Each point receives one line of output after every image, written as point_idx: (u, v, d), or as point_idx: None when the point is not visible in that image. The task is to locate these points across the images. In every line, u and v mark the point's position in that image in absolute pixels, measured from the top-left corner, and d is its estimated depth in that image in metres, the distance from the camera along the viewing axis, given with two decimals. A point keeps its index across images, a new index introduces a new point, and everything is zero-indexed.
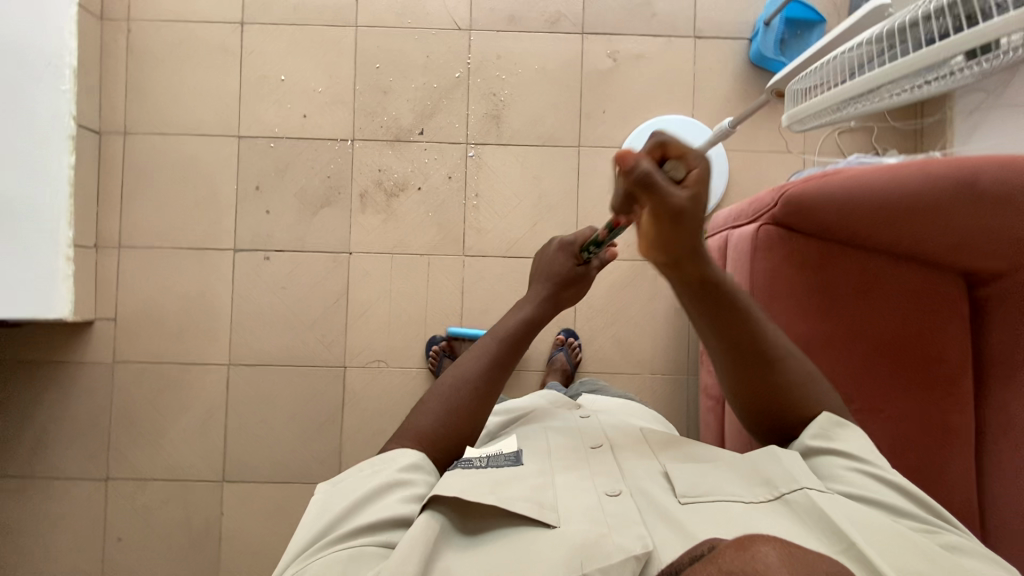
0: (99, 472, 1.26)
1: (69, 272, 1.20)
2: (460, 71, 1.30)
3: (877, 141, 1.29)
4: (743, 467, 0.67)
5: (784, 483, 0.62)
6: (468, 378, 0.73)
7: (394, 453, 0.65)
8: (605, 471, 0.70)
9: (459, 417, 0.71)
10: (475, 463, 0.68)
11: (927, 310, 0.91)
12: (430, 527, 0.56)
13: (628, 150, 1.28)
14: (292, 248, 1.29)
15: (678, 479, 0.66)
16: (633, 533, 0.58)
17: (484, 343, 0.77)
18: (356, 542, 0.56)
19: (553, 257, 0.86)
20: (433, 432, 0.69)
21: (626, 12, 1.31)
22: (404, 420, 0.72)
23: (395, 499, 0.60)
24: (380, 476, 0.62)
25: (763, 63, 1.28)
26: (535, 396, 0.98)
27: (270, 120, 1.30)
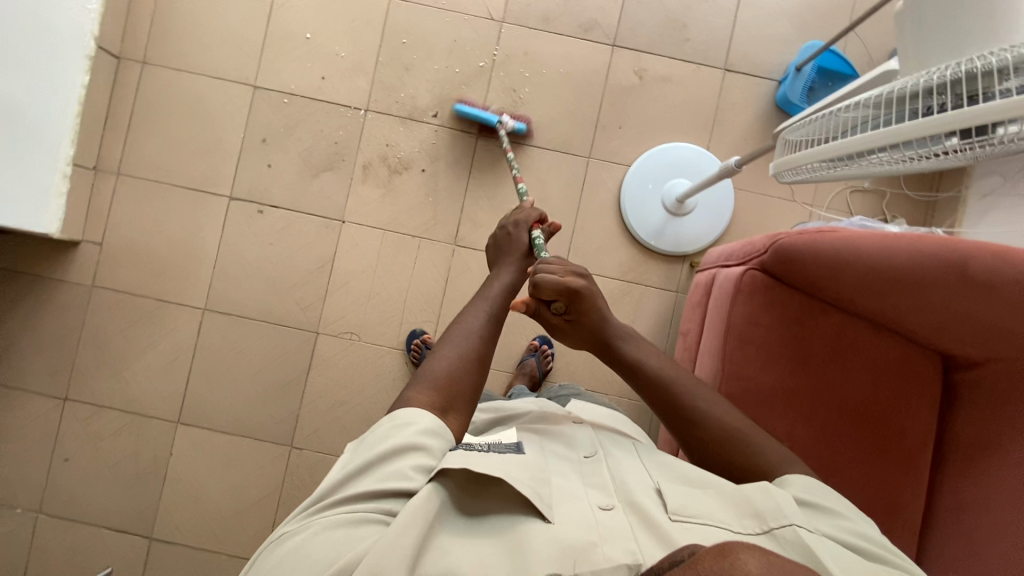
0: (59, 391, 1.27)
1: (63, 189, 1.20)
2: (485, 61, 1.29)
3: (887, 207, 1.27)
4: (731, 493, 0.62)
5: (774, 518, 0.57)
6: (473, 329, 0.72)
7: (408, 412, 0.62)
8: (598, 483, 0.66)
9: (471, 360, 0.68)
10: (477, 446, 0.67)
11: (896, 383, 0.90)
12: (433, 499, 0.55)
13: (637, 170, 1.26)
14: (287, 206, 1.29)
15: (671, 497, 0.62)
16: (622, 548, 0.55)
17: (480, 306, 0.76)
18: (360, 508, 0.54)
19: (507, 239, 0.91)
20: (449, 376, 0.66)
21: (661, 32, 1.29)
22: (414, 373, 0.68)
23: (404, 466, 0.57)
24: (394, 437, 0.59)
25: (787, 107, 1.27)
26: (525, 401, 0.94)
27: (288, 76, 1.29)
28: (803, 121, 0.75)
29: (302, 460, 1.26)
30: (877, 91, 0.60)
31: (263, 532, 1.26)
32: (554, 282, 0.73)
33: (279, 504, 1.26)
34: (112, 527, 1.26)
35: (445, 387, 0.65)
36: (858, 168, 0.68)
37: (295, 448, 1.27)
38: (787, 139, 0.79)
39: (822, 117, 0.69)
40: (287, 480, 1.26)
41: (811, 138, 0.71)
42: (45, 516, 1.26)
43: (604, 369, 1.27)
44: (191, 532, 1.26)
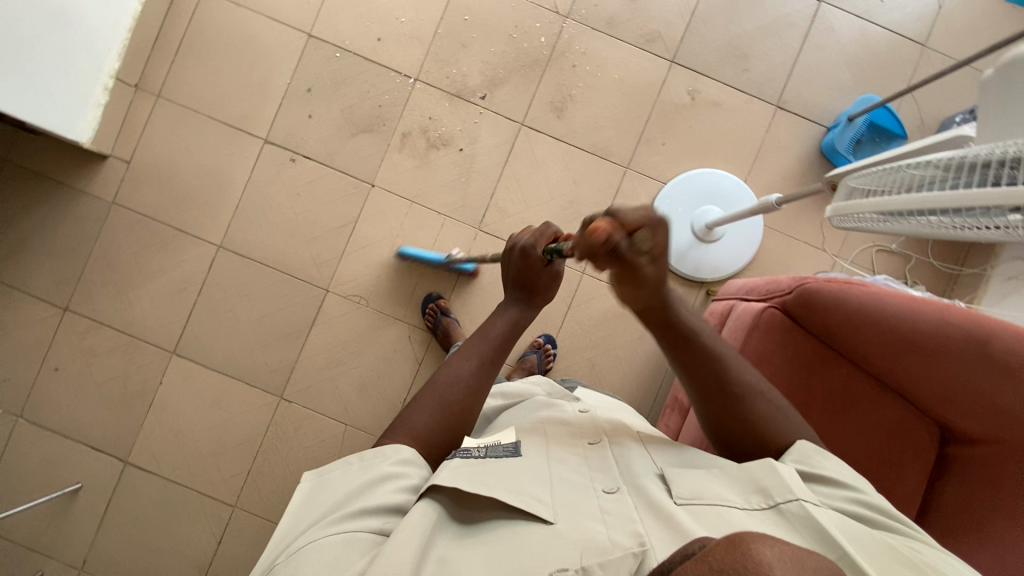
0: (61, 300, 1.26)
1: (101, 101, 1.20)
2: (542, 52, 1.29)
3: (909, 271, 1.28)
4: (736, 474, 0.64)
5: (779, 493, 0.59)
6: (461, 377, 0.74)
7: (385, 448, 0.65)
8: (603, 467, 0.69)
9: (453, 412, 0.71)
10: (475, 453, 0.67)
11: (887, 445, 0.91)
12: (428, 514, 0.57)
13: (672, 190, 1.26)
14: (320, 160, 1.28)
15: (676, 484, 0.64)
16: (626, 531, 0.57)
17: (468, 350, 0.77)
18: (349, 529, 0.56)
19: (518, 261, 0.83)
20: (428, 428, 0.69)
21: (721, 56, 1.29)
22: (396, 419, 0.71)
23: (388, 489, 0.60)
24: (374, 468, 0.63)
25: (831, 155, 1.26)
26: (529, 385, 0.97)
27: (344, 30, 1.28)
28: (874, 169, 0.73)
29: (289, 413, 1.26)
30: (953, 153, 0.59)
31: (237, 476, 1.25)
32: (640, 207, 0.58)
33: (258, 452, 1.26)
34: (89, 444, 1.26)
35: (428, 437, 0.69)
36: (917, 227, 0.67)
37: (284, 400, 1.26)
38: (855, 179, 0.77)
39: (891, 171, 0.69)
40: (271, 430, 1.26)
41: (875, 189, 0.70)
42: (24, 421, 1.26)
43: (603, 379, 1.27)
44: (166, 463, 1.26)
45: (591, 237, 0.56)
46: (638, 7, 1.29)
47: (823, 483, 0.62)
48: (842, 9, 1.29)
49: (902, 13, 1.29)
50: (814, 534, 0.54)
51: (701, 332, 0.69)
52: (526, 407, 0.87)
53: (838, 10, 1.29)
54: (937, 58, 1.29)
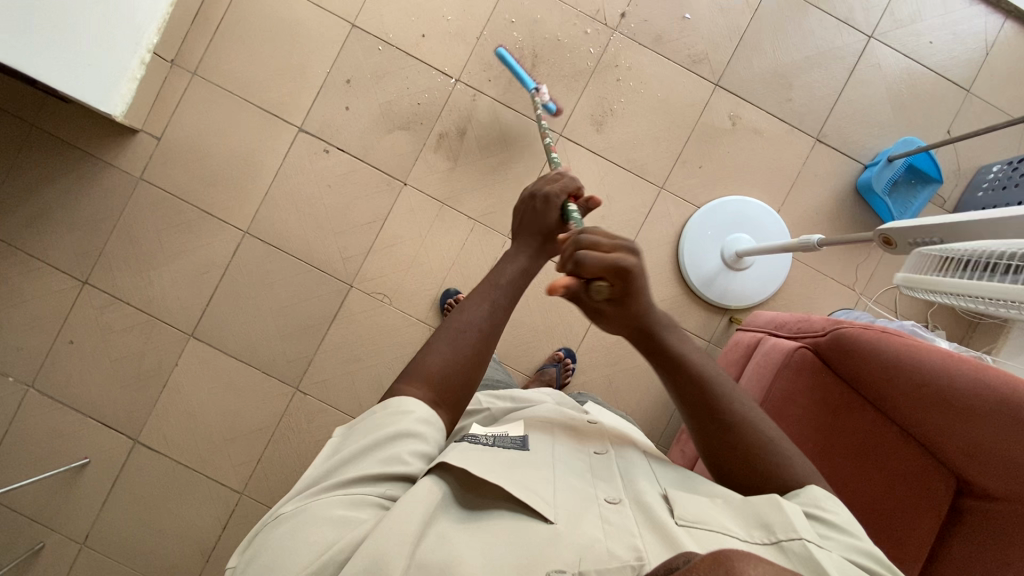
0: (80, 273, 1.25)
1: (137, 76, 1.17)
2: (587, 64, 1.27)
3: (931, 315, 1.28)
4: (741, 506, 0.62)
5: (783, 530, 0.57)
6: (475, 328, 0.70)
7: (405, 401, 0.63)
8: (607, 476, 0.67)
9: (468, 360, 0.69)
10: (481, 439, 0.69)
11: (895, 484, 0.91)
12: (435, 490, 0.58)
13: (705, 215, 1.26)
14: (353, 153, 1.26)
15: (679, 504, 0.62)
16: (625, 543, 0.55)
17: (479, 295, 0.74)
18: (358, 492, 0.56)
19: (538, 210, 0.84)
20: (442, 373, 0.67)
21: (765, 84, 1.28)
22: (411, 361, 0.68)
23: (402, 452, 0.59)
24: (397, 421, 0.61)
25: (867, 193, 1.26)
26: (536, 395, 0.94)
27: (389, 23, 1.26)
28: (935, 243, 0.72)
29: (303, 405, 1.26)
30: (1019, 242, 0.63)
31: (246, 464, 1.25)
32: (603, 259, 0.59)
33: (269, 441, 1.26)
34: (100, 420, 1.25)
35: (443, 386, 0.67)
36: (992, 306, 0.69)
37: (300, 391, 1.26)
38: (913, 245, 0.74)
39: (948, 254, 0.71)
40: (283, 421, 1.26)
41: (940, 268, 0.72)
42: (35, 392, 1.25)
43: (618, 396, 1.28)
44: (177, 445, 1.25)
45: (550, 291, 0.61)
46: (687, 27, 1.28)
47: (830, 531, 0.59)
48: (890, 46, 1.28)
49: (949, 56, 1.29)
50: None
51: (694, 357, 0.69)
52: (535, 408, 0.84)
53: (887, 47, 1.28)
54: (978, 104, 1.29)
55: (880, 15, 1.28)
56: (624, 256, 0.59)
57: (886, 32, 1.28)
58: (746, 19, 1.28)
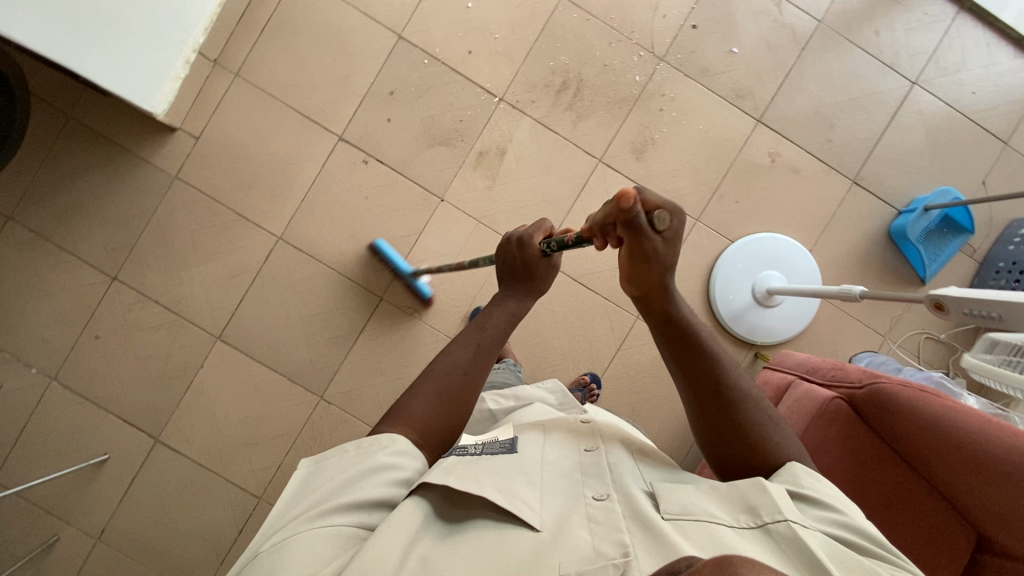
0: (110, 268, 1.24)
1: (179, 75, 1.16)
2: (632, 91, 1.27)
3: (952, 362, 1.29)
4: (726, 490, 0.61)
5: (768, 513, 0.56)
6: (461, 369, 0.71)
7: (381, 436, 0.62)
8: (596, 473, 0.66)
9: (454, 400, 0.69)
10: (470, 450, 0.69)
11: (890, 519, 0.91)
12: (416, 513, 0.56)
13: (738, 251, 1.26)
14: (392, 165, 1.26)
15: (665, 499, 0.61)
16: (611, 539, 0.55)
17: (460, 346, 0.74)
18: (337, 522, 0.53)
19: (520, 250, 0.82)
20: (428, 417, 0.66)
21: (807, 123, 1.29)
22: (393, 403, 0.68)
23: (380, 482, 0.58)
24: (369, 458, 0.59)
25: (900, 239, 1.28)
26: (541, 391, 0.96)
27: (436, 38, 1.25)
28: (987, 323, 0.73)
29: (327, 414, 1.26)
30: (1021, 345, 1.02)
31: (267, 469, 1.25)
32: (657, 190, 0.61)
33: (290, 448, 1.26)
34: (122, 417, 1.25)
35: (428, 427, 0.66)
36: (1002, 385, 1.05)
37: (323, 400, 1.26)
38: (966, 315, 0.75)
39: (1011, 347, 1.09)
40: (306, 428, 1.26)
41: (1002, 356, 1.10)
42: (58, 385, 1.24)
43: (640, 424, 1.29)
44: (198, 446, 1.25)
45: (623, 200, 0.57)
46: (733, 61, 1.28)
47: (813, 507, 0.59)
48: (933, 93, 1.29)
49: (987, 106, 1.30)
50: (801, 558, 0.52)
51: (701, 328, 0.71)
52: (526, 412, 0.86)
53: (930, 94, 1.29)
54: (1014, 157, 1.30)
55: (925, 62, 1.29)
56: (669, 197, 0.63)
57: (931, 80, 1.29)
58: (792, 58, 1.28)
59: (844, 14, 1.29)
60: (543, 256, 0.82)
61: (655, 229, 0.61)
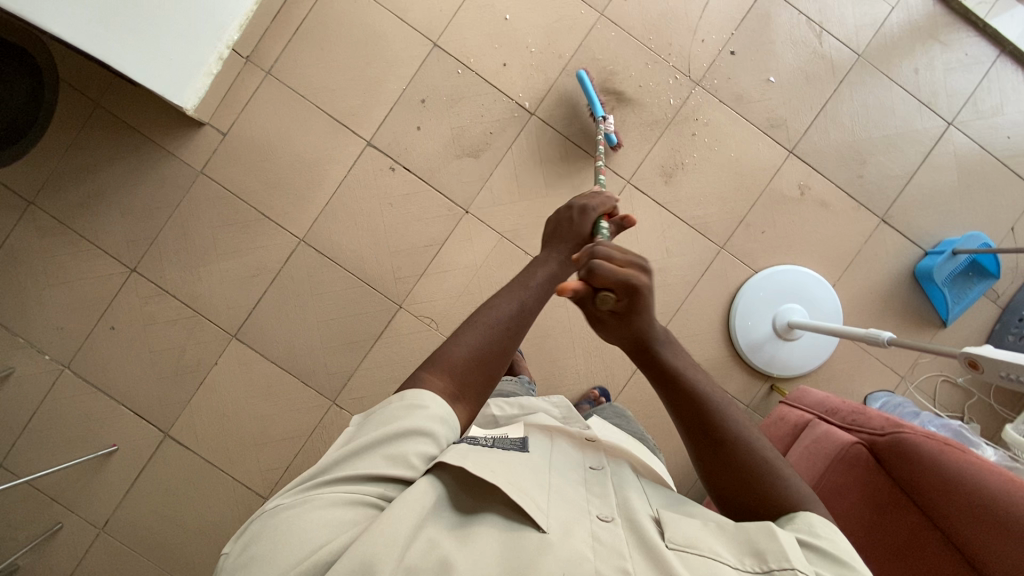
0: (129, 259, 1.23)
1: (213, 71, 1.15)
2: (665, 113, 1.26)
3: (968, 407, 1.28)
4: (733, 529, 0.56)
5: (775, 559, 0.51)
6: (507, 323, 0.66)
7: (420, 394, 0.58)
8: (600, 492, 0.60)
9: (492, 356, 0.64)
10: (481, 441, 0.63)
11: (890, 558, 0.91)
12: (428, 492, 0.52)
13: (761, 282, 1.25)
14: (419, 174, 1.25)
15: (669, 526, 0.56)
16: (613, 564, 0.50)
17: (508, 294, 0.69)
18: (354, 490, 0.51)
19: (571, 218, 0.81)
20: (466, 363, 0.62)
21: (839, 157, 1.27)
22: (438, 346, 0.63)
23: (409, 452, 0.54)
24: (406, 418, 0.56)
25: (924, 280, 1.27)
26: (546, 403, 0.87)
27: (471, 48, 1.24)
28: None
29: (338, 419, 1.25)
30: None
31: (274, 470, 1.25)
32: (615, 271, 0.56)
33: (299, 451, 1.25)
34: (133, 409, 1.24)
35: (461, 377, 0.61)
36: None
37: (335, 405, 1.25)
38: (1003, 377, 0.75)
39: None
40: (316, 432, 1.25)
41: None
42: (70, 373, 1.23)
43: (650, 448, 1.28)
44: (207, 443, 1.25)
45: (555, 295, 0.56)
46: (770, 90, 1.27)
47: (823, 561, 0.52)
48: (967, 133, 1.28)
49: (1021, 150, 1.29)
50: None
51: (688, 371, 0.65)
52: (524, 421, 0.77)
53: (964, 135, 1.28)
54: None
55: (962, 102, 1.28)
56: (635, 273, 0.57)
57: (966, 121, 1.28)
58: (828, 90, 1.27)
59: (883, 48, 1.28)
60: (591, 233, 0.80)
61: (602, 308, 0.59)
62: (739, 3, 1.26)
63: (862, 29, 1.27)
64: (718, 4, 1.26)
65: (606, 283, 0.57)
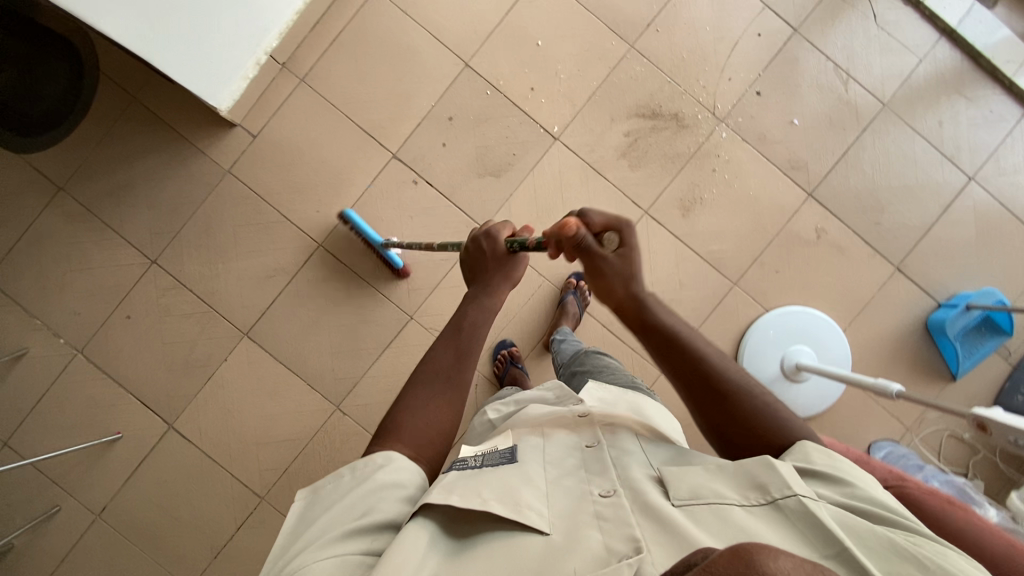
0: (150, 251, 1.26)
1: (249, 75, 1.18)
2: (687, 148, 1.27)
3: (972, 464, 1.27)
4: (733, 469, 0.56)
5: (777, 488, 0.52)
6: (441, 372, 0.68)
7: (377, 455, 0.59)
8: (599, 469, 0.60)
9: (442, 404, 0.65)
10: (471, 463, 0.64)
11: None
12: (421, 535, 0.51)
13: (771, 323, 1.25)
14: (440, 190, 1.26)
15: (672, 483, 0.56)
16: (622, 534, 0.50)
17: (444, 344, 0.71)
18: (341, 550, 0.49)
19: (485, 248, 0.79)
20: (416, 423, 0.63)
21: (857, 204, 1.28)
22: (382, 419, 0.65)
23: (383, 502, 0.54)
24: (372, 476, 0.56)
25: (936, 332, 1.26)
26: (541, 391, 0.84)
27: (502, 70, 1.26)
28: None
29: (340, 425, 1.26)
30: None
31: (273, 471, 1.25)
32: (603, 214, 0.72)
33: (299, 453, 1.25)
34: (140, 399, 1.25)
35: (420, 432, 0.63)
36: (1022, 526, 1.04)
37: (339, 411, 1.26)
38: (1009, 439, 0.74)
39: None
40: (317, 436, 1.26)
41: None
42: (82, 357, 1.25)
43: None
44: (209, 438, 1.26)
45: (564, 231, 0.67)
46: (792, 132, 1.28)
47: (820, 479, 0.55)
48: (987, 189, 1.29)
49: None
50: (814, 532, 0.47)
51: (684, 330, 0.69)
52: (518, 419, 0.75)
53: (984, 191, 1.29)
54: None
55: (984, 158, 1.29)
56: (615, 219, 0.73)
57: (987, 176, 1.29)
58: (852, 137, 1.28)
59: (908, 98, 1.29)
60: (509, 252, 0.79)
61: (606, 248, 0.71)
62: (768, 45, 1.28)
63: (889, 78, 1.29)
64: (747, 45, 1.28)
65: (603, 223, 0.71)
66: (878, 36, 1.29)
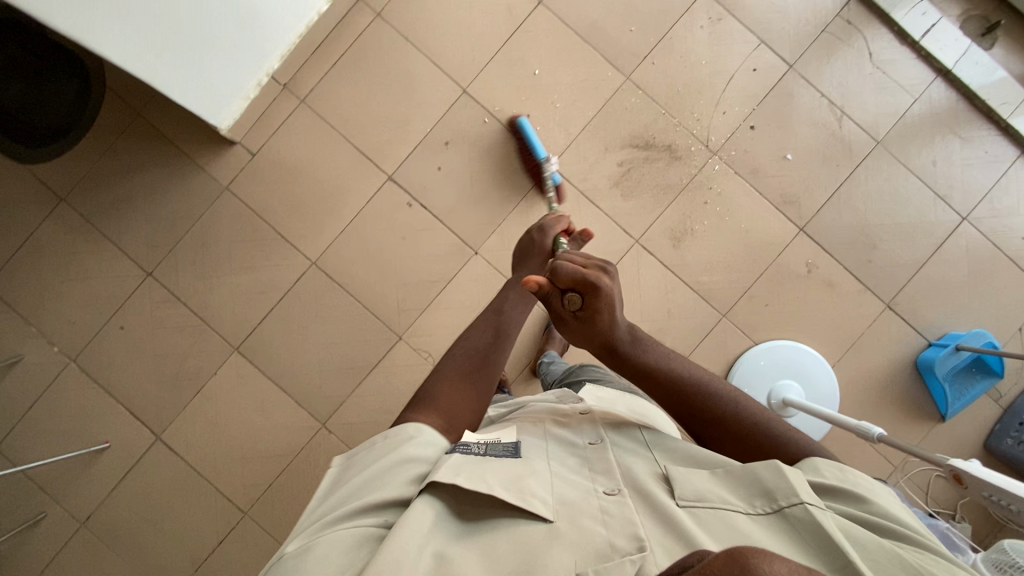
0: (146, 264, 1.28)
1: (249, 95, 1.24)
2: (680, 179, 1.28)
3: (960, 505, 1.25)
4: (740, 473, 0.57)
5: (784, 497, 0.52)
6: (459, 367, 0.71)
7: (405, 428, 0.60)
8: (604, 468, 0.60)
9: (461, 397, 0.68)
10: (474, 449, 0.60)
11: None
12: (426, 512, 0.50)
13: (759, 356, 1.24)
14: (434, 212, 1.28)
15: (679, 485, 0.57)
16: (626, 532, 0.50)
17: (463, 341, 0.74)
18: (358, 522, 0.49)
19: (535, 239, 0.93)
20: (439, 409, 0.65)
21: (850, 239, 1.28)
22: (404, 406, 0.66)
23: (404, 476, 0.54)
24: (397, 449, 0.57)
25: (926, 371, 1.25)
26: (541, 395, 0.87)
27: (498, 98, 1.28)
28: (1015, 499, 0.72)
29: (325, 442, 1.26)
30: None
31: (257, 486, 1.26)
32: (573, 270, 0.67)
33: (284, 468, 1.26)
34: (129, 410, 1.27)
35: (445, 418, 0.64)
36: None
37: (325, 428, 1.26)
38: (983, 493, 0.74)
39: None
40: (303, 451, 1.26)
41: None
42: (75, 367, 1.27)
43: None
44: (196, 450, 1.27)
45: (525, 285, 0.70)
46: (785, 166, 1.29)
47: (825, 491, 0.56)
48: (980, 228, 1.28)
49: None
50: (817, 541, 0.48)
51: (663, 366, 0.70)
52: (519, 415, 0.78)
53: (977, 231, 1.29)
54: None
55: (978, 199, 1.29)
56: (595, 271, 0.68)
57: (980, 217, 1.29)
58: (845, 173, 1.29)
59: (903, 135, 1.29)
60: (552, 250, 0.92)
61: (570, 309, 0.69)
62: (763, 80, 1.29)
63: (885, 115, 1.29)
64: (742, 80, 1.29)
65: (569, 283, 0.67)
66: (874, 74, 1.30)
